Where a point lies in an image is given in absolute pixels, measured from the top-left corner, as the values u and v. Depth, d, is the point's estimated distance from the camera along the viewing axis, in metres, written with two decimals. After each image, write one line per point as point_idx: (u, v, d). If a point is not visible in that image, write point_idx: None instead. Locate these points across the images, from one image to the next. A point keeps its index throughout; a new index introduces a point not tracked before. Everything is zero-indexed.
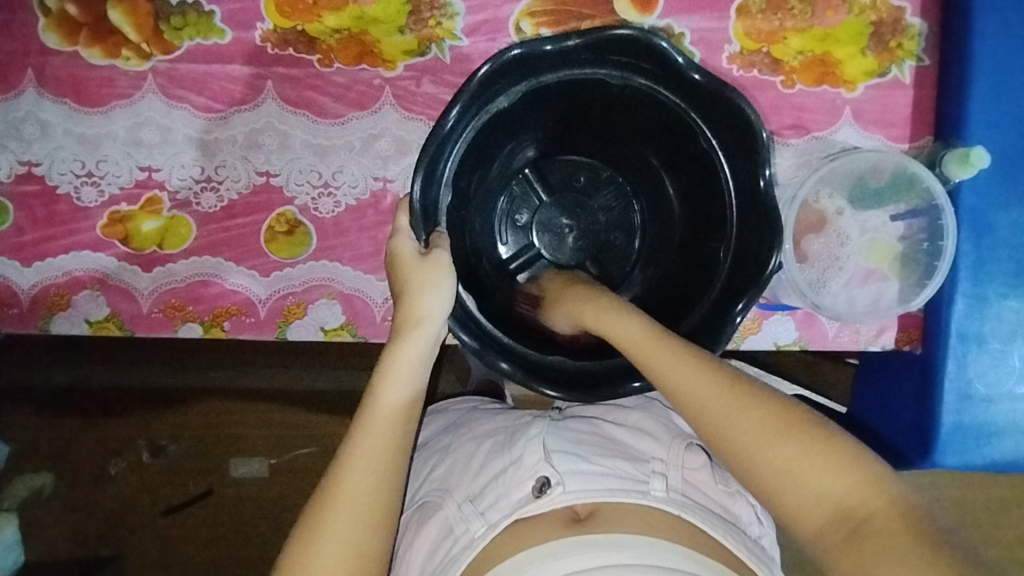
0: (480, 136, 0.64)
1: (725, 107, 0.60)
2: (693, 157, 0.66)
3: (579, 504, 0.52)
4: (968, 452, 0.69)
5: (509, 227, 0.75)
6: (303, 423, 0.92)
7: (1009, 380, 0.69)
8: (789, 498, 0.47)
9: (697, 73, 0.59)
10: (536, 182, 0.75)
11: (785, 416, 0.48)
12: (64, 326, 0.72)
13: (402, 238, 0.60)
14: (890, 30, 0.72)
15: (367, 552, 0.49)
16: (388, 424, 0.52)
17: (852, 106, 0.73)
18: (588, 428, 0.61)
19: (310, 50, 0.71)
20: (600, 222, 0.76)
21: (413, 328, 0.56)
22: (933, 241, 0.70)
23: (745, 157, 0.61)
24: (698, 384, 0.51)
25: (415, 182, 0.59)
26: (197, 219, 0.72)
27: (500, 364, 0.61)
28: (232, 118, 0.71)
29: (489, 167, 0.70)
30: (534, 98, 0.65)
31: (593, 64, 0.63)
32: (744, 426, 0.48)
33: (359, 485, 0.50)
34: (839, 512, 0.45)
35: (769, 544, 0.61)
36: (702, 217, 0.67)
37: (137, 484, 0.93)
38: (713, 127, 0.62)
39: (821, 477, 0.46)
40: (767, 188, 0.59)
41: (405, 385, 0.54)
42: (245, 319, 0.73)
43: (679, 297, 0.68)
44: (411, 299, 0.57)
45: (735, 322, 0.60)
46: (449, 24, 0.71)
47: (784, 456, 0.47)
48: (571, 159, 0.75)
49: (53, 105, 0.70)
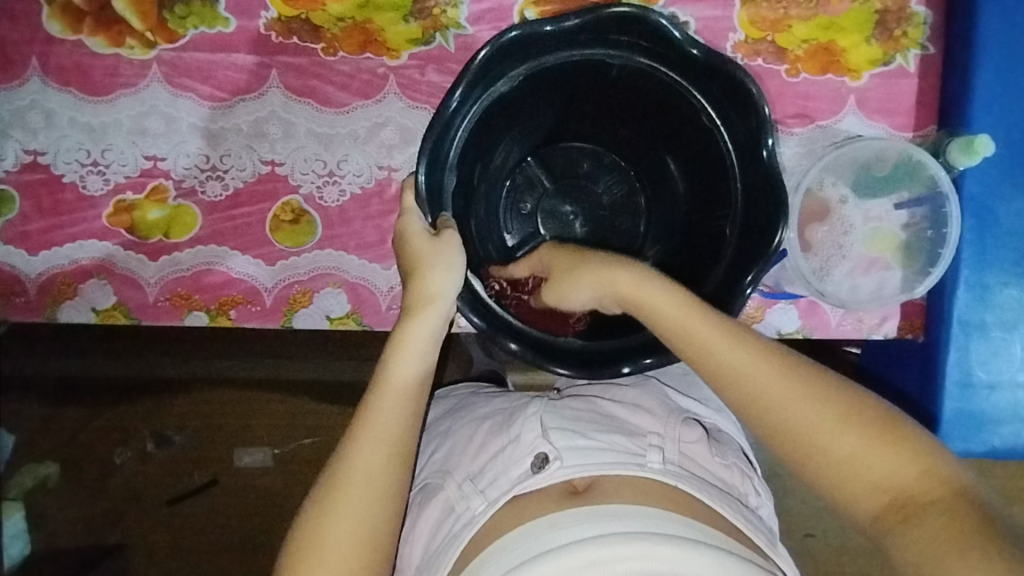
0: (483, 121, 0.64)
1: (726, 80, 0.60)
2: (694, 134, 0.66)
3: (577, 478, 0.53)
4: (969, 440, 0.70)
5: (513, 214, 0.75)
6: (307, 412, 0.93)
7: (1011, 367, 0.69)
8: (855, 490, 0.47)
9: (695, 49, 0.60)
10: (538, 169, 0.75)
11: (836, 397, 0.48)
12: (71, 315, 0.73)
13: (409, 219, 0.60)
14: (894, 18, 0.72)
15: (379, 528, 0.50)
16: (398, 400, 0.53)
17: (857, 95, 0.73)
18: (585, 406, 0.61)
19: (315, 38, 0.71)
20: (604, 205, 0.76)
21: (423, 307, 0.56)
22: (937, 228, 0.70)
23: (747, 134, 0.61)
24: (748, 368, 0.50)
25: (420, 166, 0.59)
26: (203, 208, 0.72)
27: (510, 345, 0.62)
28: (237, 107, 0.71)
29: (493, 153, 0.70)
30: (535, 83, 0.65)
31: (592, 45, 0.63)
32: (800, 412, 0.48)
33: (370, 463, 0.51)
34: (898, 495, 0.46)
35: (766, 515, 0.60)
36: (707, 197, 0.68)
37: (143, 473, 0.93)
38: (712, 99, 0.63)
39: (875, 460, 0.46)
40: (770, 158, 0.60)
41: (416, 366, 0.54)
42: (251, 308, 0.73)
43: (685, 280, 0.68)
44: (422, 275, 0.56)
45: (742, 294, 0.61)
46: (454, 13, 0.71)
47: (843, 442, 0.47)
48: (572, 145, 0.75)
49: (58, 93, 0.70)
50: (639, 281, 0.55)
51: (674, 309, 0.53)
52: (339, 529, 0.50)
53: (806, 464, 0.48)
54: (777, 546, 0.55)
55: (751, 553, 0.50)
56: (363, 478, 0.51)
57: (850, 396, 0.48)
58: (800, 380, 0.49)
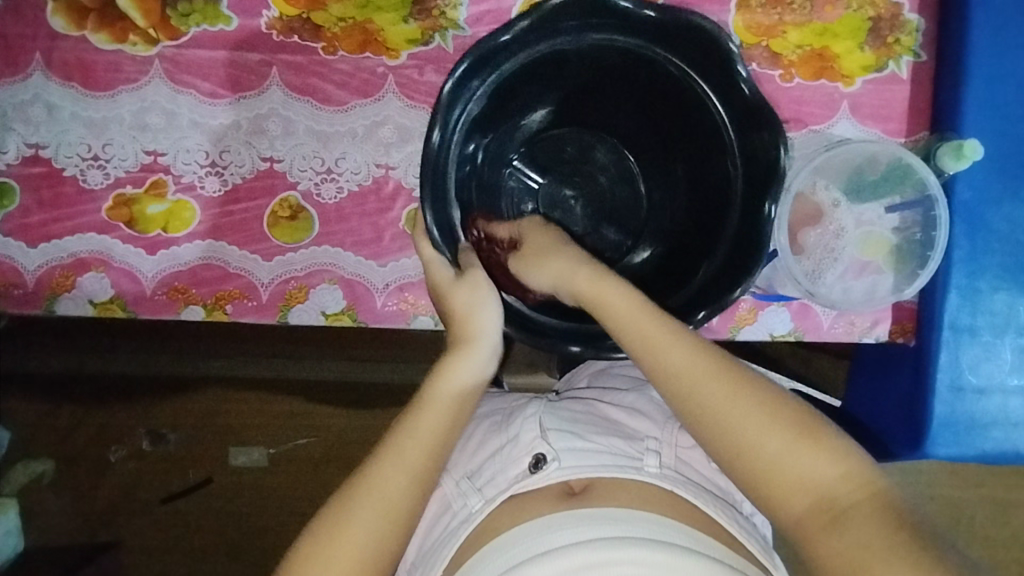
0: (467, 142, 0.64)
1: (687, 30, 0.61)
2: (670, 94, 0.66)
3: (574, 480, 0.53)
4: (959, 443, 0.70)
5: (514, 209, 0.72)
6: (305, 412, 0.93)
7: (1001, 372, 0.70)
8: (794, 495, 0.48)
9: (649, 10, 0.61)
10: (526, 167, 0.72)
11: (783, 403, 0.50)
12: (68, 307, 0.73)
13: (444, 262, 0.62)
14: (888, 26, 0.73)
15: (385, 548, 0.51)
16: (434, 421, 0.55)
17: (850, 100, 0.74)
18: (583, 408, 0.61)
19: (315, 38, 0.71)
20: (602, 184, 0.73)
21: (470, 340, 0.58)
22: (927, 231, 0.70)
23: (721, 76, 0.62)
24: (697, 368, 0.52)
25: (426, 212, 0.61)
26: (201, 204, 0.73)
27: (572, 348, 0.61)
28: (237, 104, 0.72)
29: (483, 167, 0.68)
30: (502, 93, 0.65)
31: (546, 38, 0.63)
32: (733, 412, 0.50)
33: (398, 472, 0.52)
34: (823, 497, 0.48)
35: (760, 523, 0.61)
36: (698, 141, 0.67)
37: (138, 470, 0.94)
38: (677, 52, 0.64)
39: (818, 468, 0.48)
40: (752, 89, 0.60)
41: (462, 380, 0.56)
42: (247, 303, 0.74)
43: (694, 244, 0.68)
44: (466, 317, 0.59)
45: (769, 215, 0.61)
46: (453, 14, 0.72)
47: (776, 443, 0.49)
48: (555, 133, 0.73)
49: (61, 88, 0.71)
50: (593, 283, 0.56)
51: (625, 308, 0.54)
52: (349, 539, 0.50)
53: (737, 460, 0.50)
54: (771, 552, 0.55)
55: (745, 565, 0.49)
56: (389, 486, 0.52)
57: (791, 401, 0.51)
58: (742, 384, 0.51)
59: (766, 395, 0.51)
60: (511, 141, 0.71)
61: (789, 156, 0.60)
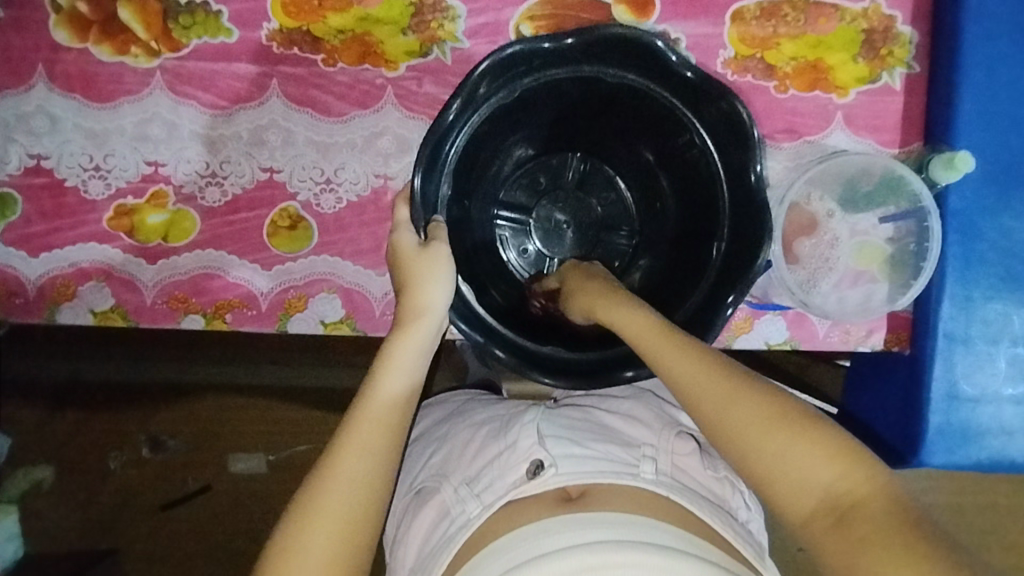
0: (453, 211, 0.67)
1: (612, 38, 0.62)
2: (623, 100, 0.67)
3: (571, 486, 0.53)
4: (954, 452, 0.70)
5: (514, 249, 0.76)
6: (304, 419, 0.94)
7: (995, 381, 0.71)
8: (798, 497, 0.46)
9: (569, 39, 0.61)
10: (511, 209, 0.76)
11: (785, 404, 0.49)
12: (69, 316, 0.74)
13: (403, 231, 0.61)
14: (881, 38, 0.74)
15: (345, 554, 0.50)
16: (379, 421, 0.54)
17: (843, 112, 0.75)
18: (580, 416, 0.62)
19: (315, 49, 0.72)
20: (583, 198, 0.77)
21: (414, 321, 0.58)
22: (921, 241, 0.71)
23: (658, 70, 0.63)
24: (695, 373, 0.51)
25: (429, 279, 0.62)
26: (201, 213, 0.74)
27: (628, 372, 0.61)
28: (237, 115, 0.73)
29: (472, 228, 0.71)
30: (470, 156, 0.66)
31: (489, 96, 0.63)
32: (730, 413, 0.49)
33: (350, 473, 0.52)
34: (827, 498, 0.46)
35: (756, 530, 0.61)
36: (655, 125, 0.68)
37: (138, 477, 0.94)
38: (614, 62, 0.64)
39: (820, 469, 0.46)
40: (696, 74, 0.61)
41: (405, 375, 0.56)
42: (247, 312, 0.74)
43: (698, 229, 0.68)
44: (414, 289, 0.58)
45: (755, 176, 0.61)
46: (451, 26, 0.73)
47: (774, 442, 0.47)
48: (523, 170, 0.75)
49: (63, 99, 0.71)
50: (615, 308, 0.57)
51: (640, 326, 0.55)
52: (305, 549, 0.49)
53: (739, 465, 0.49)
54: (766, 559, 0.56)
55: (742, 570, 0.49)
56: (344, 489, 0.51)
57: (796, 403, 0.49)
58: (739, 387, 0.50)
59: (766, 395, 0.49)
60: (491, 194, 0.74)
61: (749, 112, 0.60)
